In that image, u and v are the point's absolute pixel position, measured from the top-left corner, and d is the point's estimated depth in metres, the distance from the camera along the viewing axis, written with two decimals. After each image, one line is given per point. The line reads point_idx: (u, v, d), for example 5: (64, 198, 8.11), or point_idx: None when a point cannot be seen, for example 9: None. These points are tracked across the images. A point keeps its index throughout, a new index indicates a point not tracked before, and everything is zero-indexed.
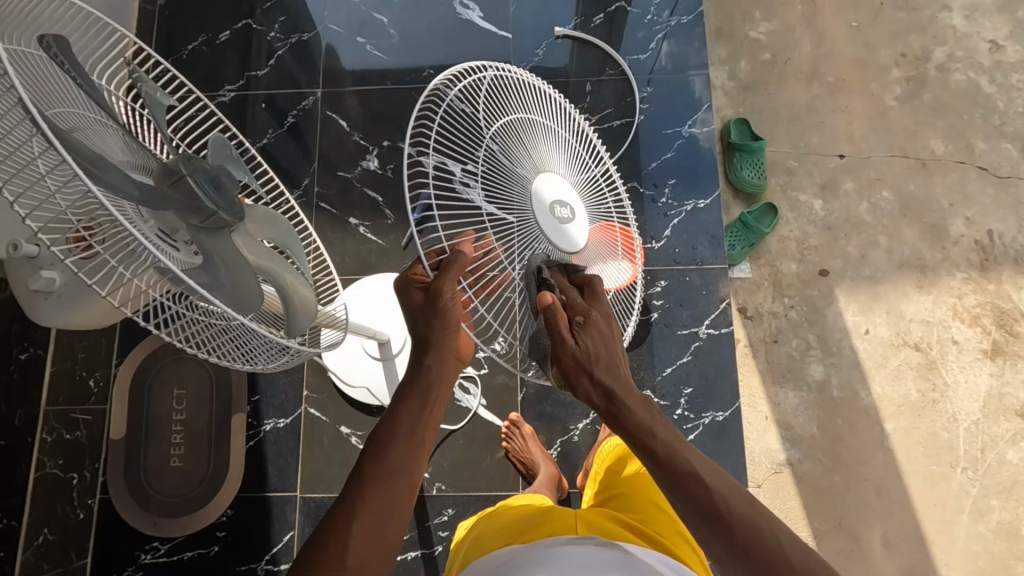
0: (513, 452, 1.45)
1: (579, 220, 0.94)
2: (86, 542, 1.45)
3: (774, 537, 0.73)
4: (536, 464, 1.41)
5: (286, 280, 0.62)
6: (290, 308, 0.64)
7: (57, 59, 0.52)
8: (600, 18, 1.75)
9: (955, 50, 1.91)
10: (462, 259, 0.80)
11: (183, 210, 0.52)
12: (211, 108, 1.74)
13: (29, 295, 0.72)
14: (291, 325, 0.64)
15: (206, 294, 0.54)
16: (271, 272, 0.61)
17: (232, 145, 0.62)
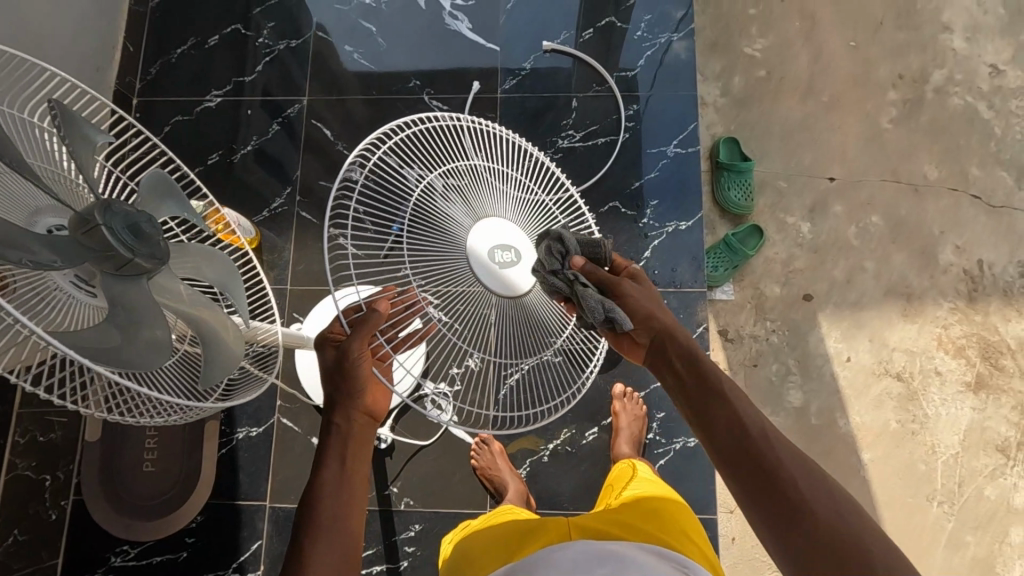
0: (480, 468, 1.45)
1: (523, 264, 0.98)
2: (59, 542, 1.49)
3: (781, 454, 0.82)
4: (504, 481, 1.41)
5: (205, 328, 0.63)
6: (213, 355, 0.65)
7: None
8: (589, 32, 1.75)
9: (954, 72, 1.87)
10: (374, 319, 0.86)
11: (98, 258, 0.56)
12: (197, 113, 1.75)
13: None
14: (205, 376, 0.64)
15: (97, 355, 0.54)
16: (191, 321, 0.62)
17: (169, 178, 0.68)
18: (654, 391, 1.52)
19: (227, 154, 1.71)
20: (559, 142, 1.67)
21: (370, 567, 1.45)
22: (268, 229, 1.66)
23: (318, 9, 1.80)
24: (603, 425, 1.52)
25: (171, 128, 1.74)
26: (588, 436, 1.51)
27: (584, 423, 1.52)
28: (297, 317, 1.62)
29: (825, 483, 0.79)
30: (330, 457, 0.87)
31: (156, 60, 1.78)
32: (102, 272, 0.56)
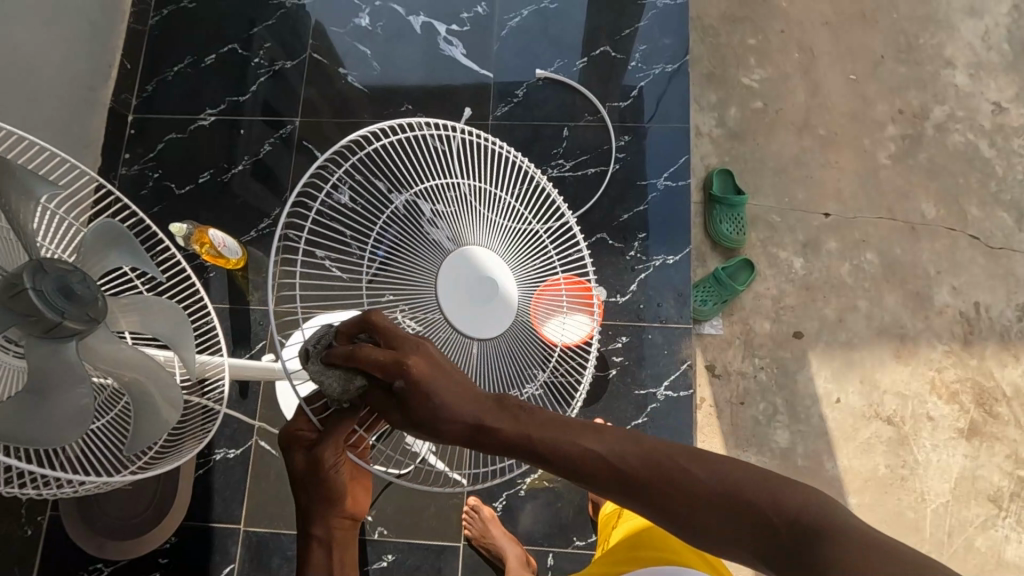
0: (474, 538, 1.41)
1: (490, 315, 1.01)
2: (32, 558, 1.49)
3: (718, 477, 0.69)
4: (502, 548, 1.37)
5: (137, 388, 0.66)
6: (144, 413, 0.67)
7: None
8: (582, 61, 1.75)
9: (955, 109, 1.85)
10: (349, 420, 0.86)
11: (25, 321, 0.59)
12: (190, 131, 1.76)
13: None
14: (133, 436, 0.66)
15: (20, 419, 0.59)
16: (125, 379, 0.65)
17: (123, 228, 0.67)
18: (635, 428, 1.50)
19: (219, 173, 1.72)
20: (549, 171, 1.66)
21: None
22: (255, 250, 1.67)
23: (314, 31, 1.81)
24: None
25: (164, 145, 1.75)
26: (566, 471, 1.50)
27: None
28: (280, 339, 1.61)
29: (763, 480, 0.67)
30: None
31: (153, 77, 1.80)
32: (31, 335, 0.60)
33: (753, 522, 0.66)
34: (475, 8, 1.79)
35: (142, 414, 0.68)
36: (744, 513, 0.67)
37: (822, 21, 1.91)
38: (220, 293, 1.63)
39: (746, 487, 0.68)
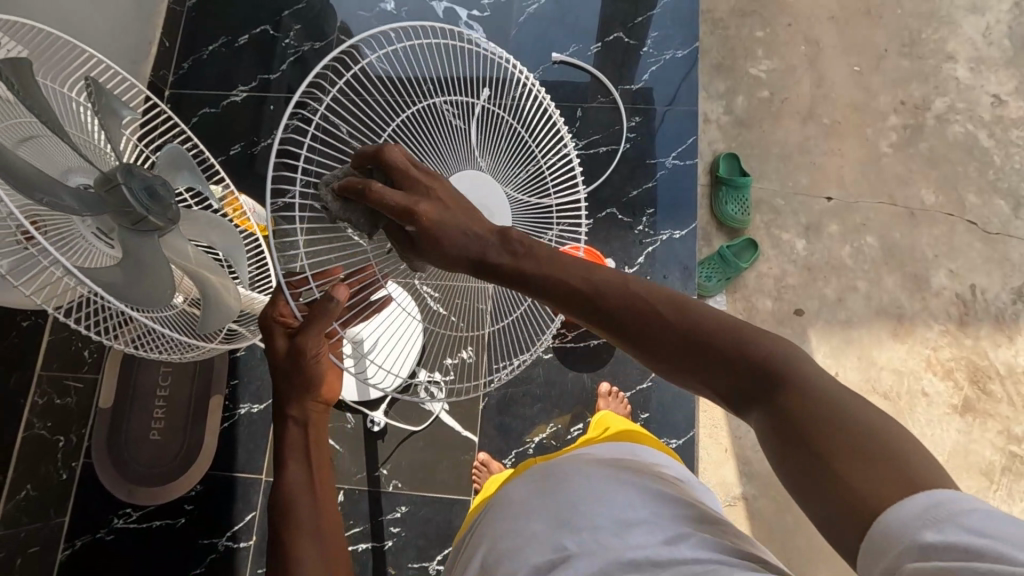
0: None
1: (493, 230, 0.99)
2: (65, 501, 1.56)
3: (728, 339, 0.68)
4: None
5: (206, 280, 0.72)
6: (208, 307, 0.73)
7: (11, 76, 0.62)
8: (597, 47, 1.83)
9: (956, 101, 1.91)
10: (328, 311, 0.82)
11: (116, 213, 0.64)
12: (223, 106, 1.85)
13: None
14: (202, 323, 0.73)
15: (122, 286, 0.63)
16: (196, 274, 0.71)
17: (188, 155, 0.76)
18: (639, 393, 1.59)
19: (249, 146, 1.81)
20: None
21: (355, 546, 1.50)
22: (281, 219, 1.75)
23: (342, 15, 1.91)
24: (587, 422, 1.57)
25: (198, 118, 1.84)
26: (572, 432, 1.57)
27: (570, 419, 1.58)
28: None
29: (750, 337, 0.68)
30: (291, 458, 0.90)
31: (189, 55, 1.90)
32: (121, 227, 0.65)
33: (724, 357, 0.68)
34: None
35: (209, 311, 0.74)
36: (717, 355, 0.68)
37: (828, 15, 1.98)
38: None
39: (723, 329, 0.69)
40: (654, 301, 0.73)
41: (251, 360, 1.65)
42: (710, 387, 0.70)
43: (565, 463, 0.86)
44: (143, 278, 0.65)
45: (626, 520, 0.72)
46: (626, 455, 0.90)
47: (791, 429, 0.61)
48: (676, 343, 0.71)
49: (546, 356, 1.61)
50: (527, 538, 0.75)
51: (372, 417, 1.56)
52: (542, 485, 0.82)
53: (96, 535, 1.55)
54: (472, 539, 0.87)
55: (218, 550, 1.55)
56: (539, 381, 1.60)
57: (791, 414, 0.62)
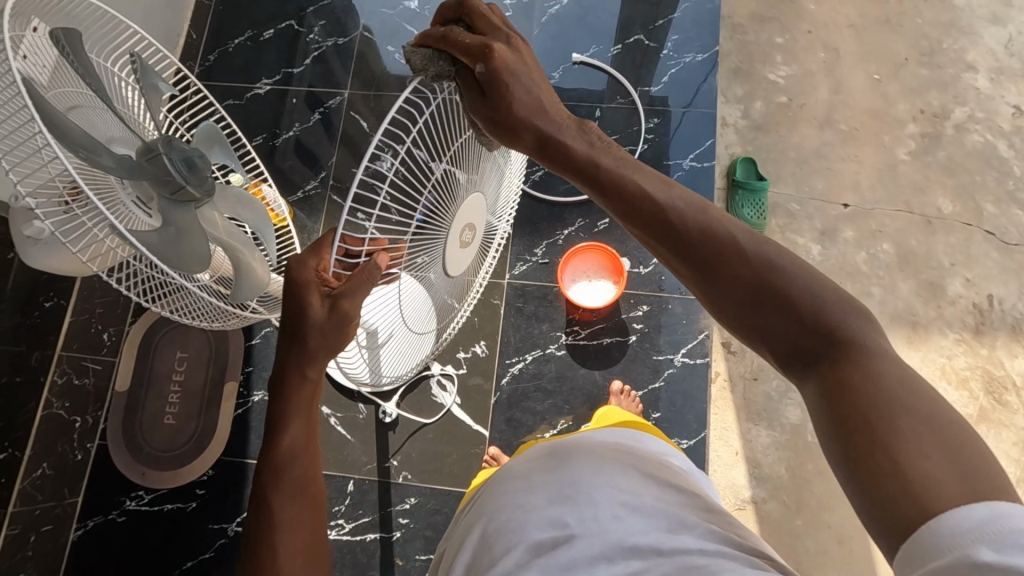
0: None
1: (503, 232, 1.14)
2: (80, 482, 1.57)
3: (804, 288, 0.70)
4: None
5: (238, 252, 0.74)
6: (239, 279, 0.75)
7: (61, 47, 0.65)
8: (617, 48, 1.85)
9: (975, 111, 1.91)
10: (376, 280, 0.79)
11: (157, 181, 0.66)
12: (247, 98, 1.88)
13: (21, 239, 0.77)
14: (235, 293, 0.75)
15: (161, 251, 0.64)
16: (229, 245, 0.73)
17: (221, 132, 0.78)
18: (651, 392, 1.59)
19: (270, 138, 1.84)
20: None
21: (364, 535, 1.51)
22: (300, 210, 1.77)
23: (365, 12, 1.93)
24: None
25: (221, 110, 1.87)
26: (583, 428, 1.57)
27: (581, 415, 1.58)
28: None
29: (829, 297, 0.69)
30: (295, 418, 0.90)
31: (215, 48, 1.94)
32: (160, 196, 0.67)
33: (781, 306, 0.70)
34: None
35: (239, 282, 0.76)
36: (775, 299, 0.70)
37: (848, 23, 1.99)
38: None
39: (794, 289, 0.70)
40: (738, 245, 0.73)
41: (266, 347, 1.66)
42: (762, 332, 0.72)
43: (572, 443, 0.85)
44: (181, 243, 0.67)
45: (628, 503, 0.72)
46: (629, 441, 0.89)
47: (837, 386, 0.64)
48: (745, 294, 0.72)
49: (559, 353, 1.61)
50: (526, 511, 0.74)
51: (383, 408, 1.57)
52: (547, 460, 0.81)
53: (109, 516, 1.56)
54: (472, 509, 0.86)
55: (227, 535, 1.55)
56: (551, 376, 1.60)
57: (850, 382, 0.63)
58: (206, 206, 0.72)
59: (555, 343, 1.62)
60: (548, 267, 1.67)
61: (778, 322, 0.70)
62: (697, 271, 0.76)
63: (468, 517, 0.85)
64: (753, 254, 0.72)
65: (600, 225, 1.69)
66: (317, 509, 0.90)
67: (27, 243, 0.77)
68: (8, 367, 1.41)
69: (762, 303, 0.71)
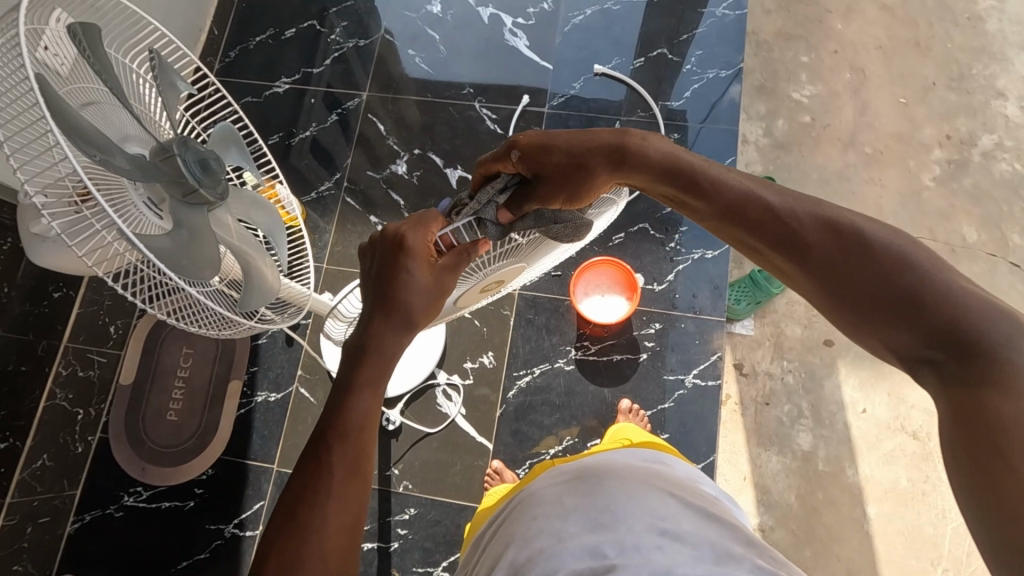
0: None
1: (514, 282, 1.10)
2: (79, 474, 1.56)
3: (926, 272, 0.67)
4: None
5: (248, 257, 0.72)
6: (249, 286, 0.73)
7: (78, 41, 0.64)
8: (639, 61, 1.83)
9: (1003, 138, 1.87)
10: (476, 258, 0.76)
11: (170, 183, 0.65)
12: (265, 96, 1.88)
13: (29, 236, 0.76)
14: (244, 301, 0.73)
15: (169, 255, 0.62)
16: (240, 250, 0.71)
17: (237, 131, 0.76)
18: (660, 413, 1.54)
19: (287, 137, 1.83)
20: None
21: (361, 545, 1.49)
22: (313, 210, 1.76)
23: (388, 14, 1.93)
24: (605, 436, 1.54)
25: (240, 107, 1.87)
26: (590, 444, 1.54)
27: (588, 432, 1.55)
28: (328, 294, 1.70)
29: (961, 295, 0.65)
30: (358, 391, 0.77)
31: (236, 45, 1.93)
32: (172, 198, 0.65)
33: (909, 302, 0.66)
34: (541, 5, 1.89)
35: (250, 288, 0.75)
36: (899, 292, 0.67)
37: (876, 44, 1.96)
38: None
39: (929, 287, 0.66)
40: (861, 235, 0.70)
41: (272, 346, 1.64)
42: (876, 319, 0.69)
43: (604, 466, 0.82)
44: (191, 247, 0.65)
45: (667, 531, 0.68)
46: (656, 464, 0.86)
47: (970, 390, 0.62)
48: (876, 295, 0.68)
49: (568, 367, 1.59)
50: (560, 540, 0.70)
51: (388, 415, 1.55)
52: (580, 486, 0.78)
53: (107, 510, 1.55)
54: (499, 535, 0.83)
55: (224, 536, 1.53)
56: (559, 391, 1.57)
57: (986, 400, 0.61)
58: (219, 210, 0.71)
59: (565, 357, 1.59)
60: (561, 279, 1.65)
61: (901, 330, 0.67)
62: (823, 271, 0.72)
63: (496, 544, 0.81)
64: (880, 245, 0.69)
65: (615, 239, 1.67)
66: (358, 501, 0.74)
67: (35, 238, 0.75)
68: (13, 356, 1.38)
69: (893, 312, 0.67)
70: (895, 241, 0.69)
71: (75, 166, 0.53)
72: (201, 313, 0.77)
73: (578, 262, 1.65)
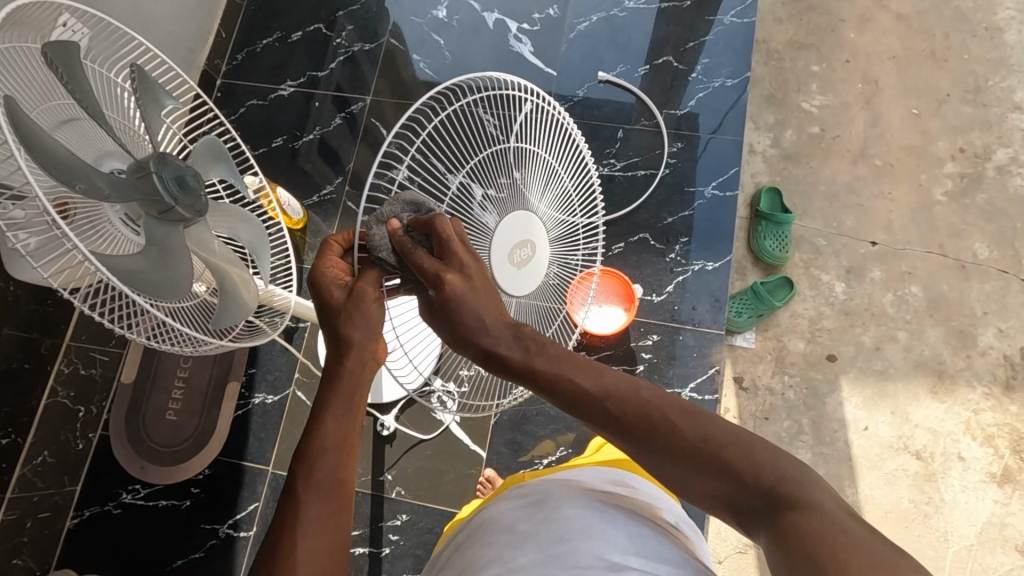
0: None
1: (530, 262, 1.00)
2: (80, 470, 1.59)
3: (733, 448, 0.67)
4: None
5: (225, 273, 0.74)
6: (226, 301, 0.74)
7: (51, 58, 0.63)
8: (644, 69, 1.81)
9: (1018, 153, 1.82)
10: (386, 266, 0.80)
11: (146, 201, 0.66)
12: (271, 99, 1.89)
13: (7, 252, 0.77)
14: (219, 315, 0.74)
15: (138, 275, 0.63)
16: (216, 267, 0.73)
17: (222, 143, 0.77)
18: None
19: (291, 140, 1.85)
20: (600, 169, 1.71)
21: (353, 549, 1.49)
22: (316, 213, 1.77)
23: (394, 18, 1.93)
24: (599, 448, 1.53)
25: (246, 110, 1.89)
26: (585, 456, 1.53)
27: (582, 443, 1.54)
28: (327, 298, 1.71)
29: (761, 455, 0.66)
30: (329, 410, 0.79)
31: (244, 48, 1.95)
32: (148, 215, 0.67)
33: (715, 471, 0.67)
34: (548, 11, 1.88)
35: (227, 304, 0.75)
36: (718, 470, 0.67)
37: (890, 54, 1.91)
38: None
39: (725, 449, 0.67)
40: (672, 425, 0.70)
41: (270, 349, 1.65)
42: (692, 492, 0.70)
43: (560, 489, 0.81)
44: (163, 265, 0.67)
45: (616, 565, 0.66)
46: (618, 487, 0.85)
47: (787, 558, 0.58)
48: (692, 459, 0.68)
49: None
50: (509, 570, 0.69)
51: (382, 421, 1.55)
52: (532, 510, 0.78)
53: (105, 508, 1.58)
54: (452, 557, 0.83)
55: (218, 536, 1.55)
56: None
57: (786, 520, 0.61)
58: (196, 226, 0.72)
59: None
60: None
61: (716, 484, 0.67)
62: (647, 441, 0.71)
63: (450, 565, 0.80)
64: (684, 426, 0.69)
65: (615, 249, 1.65)
66: (341, 538, 0.75)
67: (15, 255, 0.77)
68: (16, 355, 1.41)
69: (700, 472, 0.68)
70: (712, 426, 0.69)
71: (39, 194, 0.54)
72: (178, 328, 0.79)
73: None
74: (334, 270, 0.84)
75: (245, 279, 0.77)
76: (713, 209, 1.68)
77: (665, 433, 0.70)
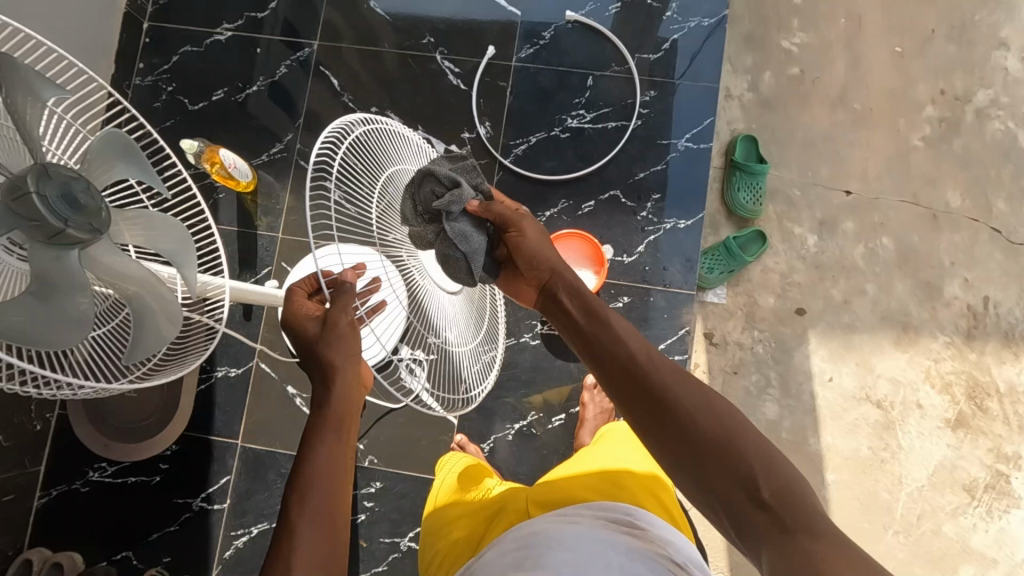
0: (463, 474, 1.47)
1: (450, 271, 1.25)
2: (41, 450, 1.54)
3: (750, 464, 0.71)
4: None
5: (134, 293, 0.73)
6: (141, 325, 0.74)
7: None
8: (616, 6, 1.66)
9: (1000, 95, 1.76)
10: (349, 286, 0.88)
11: (30, 224, 0.66)
12: (207, 45, 1.71)
13: None
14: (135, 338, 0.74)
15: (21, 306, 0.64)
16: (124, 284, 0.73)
17: (133, 142, 0.75)
18: None
19: (233, 93, 1.68)
20: (568, 122, 1.61)
21: None
22: (267, 174, 1.65)
23: None
24: (570, 412, 1.54)
25: (179, 58, 1.71)
26: (556, 420, 1.53)
27: (553, 408, 1.54)
28: (286, 265, 1.62)
29: (773, 464, 0.71)
30: (321, 434, 0.82)
31: None
32: (36, 240, 0.67)
33: (721, 464, 0.73)
34: None
35: (141, 331, 0.75)
36: (720, 468, 0.73)
37: None
38: (229, 216, 1.63)
39: (736, 441, 0.73)
40: (692, 417, 0.77)
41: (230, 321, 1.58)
42: (708, 493, 0.73)
43: (551, 536, 0.81)
44: (52, 305, 0.67)
45: None
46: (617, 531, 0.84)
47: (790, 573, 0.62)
48: (700, 450, 0.74)
49: (533, 343, 1.56)
50: None
51: None
52: (528, 554, 0.78)
53: (74, 485, 1.56)
54: None
55: (192, 509, 1.54)
56: (525, 367, 1.55)
57: (796, 540, 0.64)
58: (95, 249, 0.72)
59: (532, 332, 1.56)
60: None
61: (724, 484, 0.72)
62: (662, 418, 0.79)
63: None
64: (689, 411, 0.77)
65: (585, 208, 1.58)
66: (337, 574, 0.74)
67: None
68: None
69: (707, 467, 0.74)
70: (720, 414, 0.77)
71: None
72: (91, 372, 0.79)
73: (546, 233, 1.58)
74: (307, 307, 0.92)
75: (162, 307, 0.74)
76: (687, 164, 1.61)
77: (688, 421, 0.77)
